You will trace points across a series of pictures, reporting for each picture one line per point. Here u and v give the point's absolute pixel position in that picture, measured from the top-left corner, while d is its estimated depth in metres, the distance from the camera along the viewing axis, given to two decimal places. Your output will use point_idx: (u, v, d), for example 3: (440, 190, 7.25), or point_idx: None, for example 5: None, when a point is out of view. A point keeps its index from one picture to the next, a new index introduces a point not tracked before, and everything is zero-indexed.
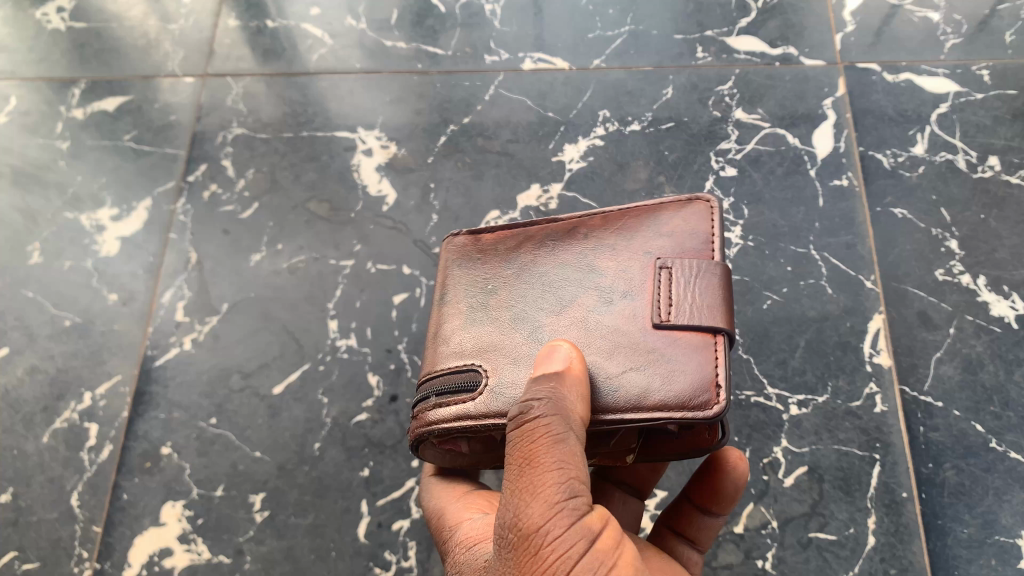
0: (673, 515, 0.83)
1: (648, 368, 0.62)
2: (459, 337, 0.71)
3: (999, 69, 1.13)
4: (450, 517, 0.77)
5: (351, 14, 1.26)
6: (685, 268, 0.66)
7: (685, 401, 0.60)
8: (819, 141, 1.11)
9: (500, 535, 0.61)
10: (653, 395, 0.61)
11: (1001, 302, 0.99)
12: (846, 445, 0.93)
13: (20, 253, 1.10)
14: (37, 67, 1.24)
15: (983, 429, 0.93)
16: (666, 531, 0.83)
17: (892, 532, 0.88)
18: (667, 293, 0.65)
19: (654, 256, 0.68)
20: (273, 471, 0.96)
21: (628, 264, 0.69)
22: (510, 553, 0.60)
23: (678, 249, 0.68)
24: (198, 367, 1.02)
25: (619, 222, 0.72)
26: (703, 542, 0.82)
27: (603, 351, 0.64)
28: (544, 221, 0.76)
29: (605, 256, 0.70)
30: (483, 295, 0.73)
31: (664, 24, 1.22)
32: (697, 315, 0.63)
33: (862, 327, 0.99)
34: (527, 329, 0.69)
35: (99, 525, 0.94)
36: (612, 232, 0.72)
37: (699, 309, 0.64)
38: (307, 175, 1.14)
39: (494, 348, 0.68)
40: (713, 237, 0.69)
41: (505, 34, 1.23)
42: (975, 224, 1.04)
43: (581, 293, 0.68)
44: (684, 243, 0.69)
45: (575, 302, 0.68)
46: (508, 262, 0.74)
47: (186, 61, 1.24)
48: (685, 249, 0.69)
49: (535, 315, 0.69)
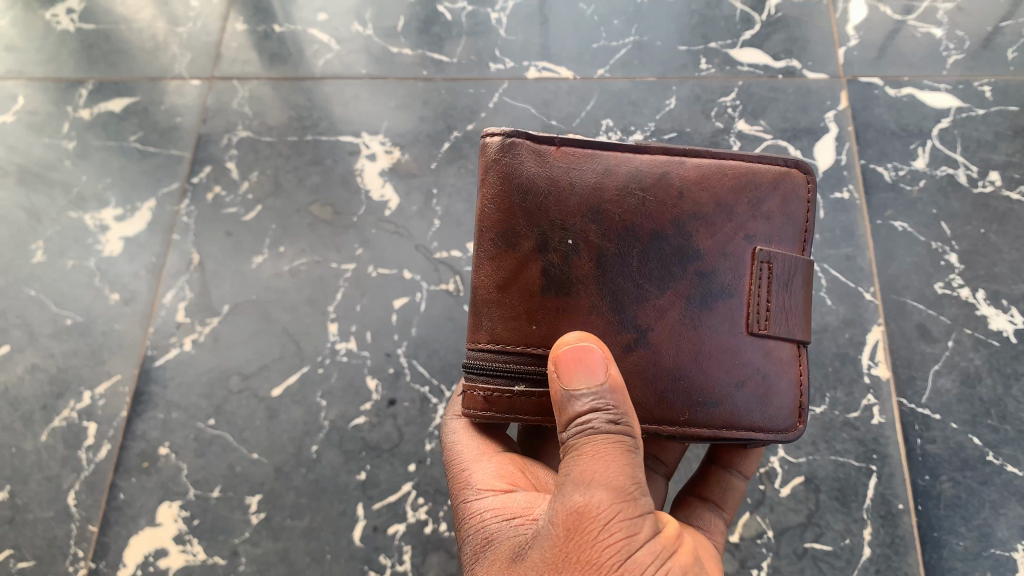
0: (695, 481, 0.83)
1: (748, 380, 0.66)
2: (540, 309, 0.63)
3: (1001, 86, 1.14)
4: (469, 474, 0.71)
5: (358, 20, 1.27)
6: (783, 272, 0.67)
7: (774, 425, 0.67)
8: (821, 153, 1.11)
9: (558, 518, 0.58)
10: (751, 409, 0.66)
11: (1000, 317, 0.99)
12: (843, 456, 0.93)
13: (24, 251, 1.11)
14: (45, 68, 1.25)
15: (980, 442, 0.93)
16: (690, 498, 0.82)
17: (888, 544, 0.89)
18: (767, 297, 0.66)
19: (754, 243, 0.67)
20: (270, 472, 0.96)
21: (728, 249, 0.66)
22: (566, 538, 0.57)
23: (775, 235, 0.68)
24: (197, 368, 1.02)
25: (724, 183, 0.66)
26: (726, 506, 0.82)
27: (706, 355, 0.65)
28: (629, 155, 0.65)
29: (703, 233, 0.66)
30: (567, 248, 0.63)
31: (668, 35, 1.23)
32: (786, 325, 0.67)
33: (861, 339, 0.99)
34: (620, 313, 0.64)
35: (95, 524, 0.94)
36: (711, 200, 0.66)
37: (787, 317, 0.68)
38: (310, 179, 1.14)
39: (589, 324, 0.63)
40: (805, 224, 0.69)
41: (510, 42, 1.23)
42: (975, 238, 1.04)
43: (678, 278, 0.65)
44: (777, 227, 0.68)
45: (674, 283, 0.65)
46: (594, 208, 0.63)
47: (193, 64, 1.25)
48: (780, 235, 0.68)
49: (632, 290, 0.64)
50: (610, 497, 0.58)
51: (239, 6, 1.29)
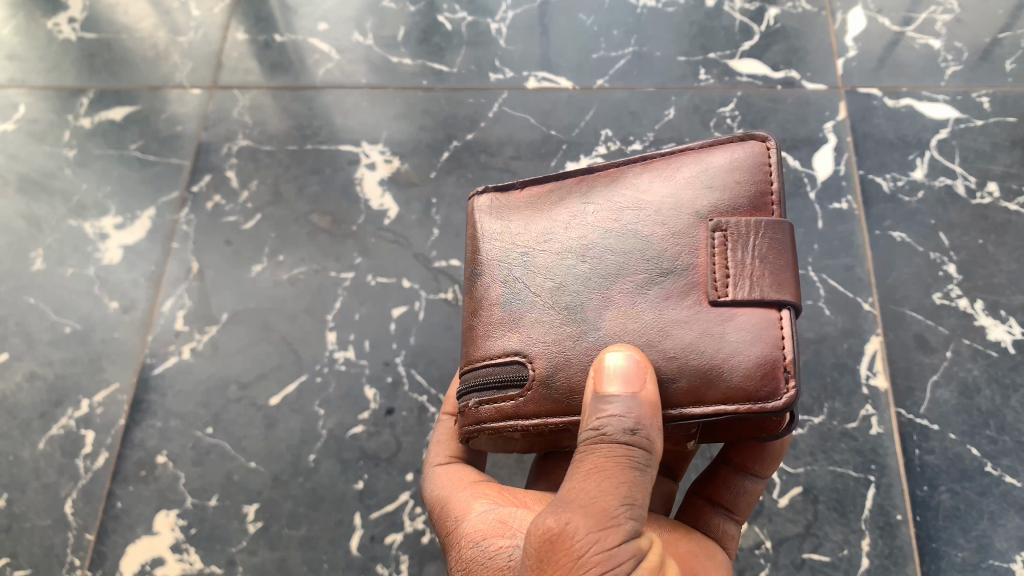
0: (708, 482, 0.81)
1: (710, 349, 0.58)
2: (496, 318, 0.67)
3: (999, 97, 1.14)
4: (457, 507, 0.72)
5: (358, 30, 1.27)
6: (744, 236, 0.62)
7: (757, 396, 0.56)
8: (820, 163, 1.12)
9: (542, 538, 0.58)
10: (720, 381, 0.57)
11: (999, 327, 0.99)
12: (841, 467, 0.93)
13: (24, 259, 1.11)
14: (46, 76, 1.25)
15: (978, 453, 0.93)
16: (702, 502, 0.81)
17: (886, 555, 0.89)
18: (726, 261, 0.61)
19: (708, 215, 0.64)
20: (267, 481, 0.96)
21: (678, 227, 0.64)
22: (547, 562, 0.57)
23: (732, 201, 0.64)
24: (196, 376, 1.02)
25: (669, 168, 0.68)
26: (739, 511, 0.80)
27: (655, 331, 0.61)
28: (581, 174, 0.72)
29: (652, 216, 0.65)
30: (520, 265, 0.68)
31: (668, 46, 1.23)
32: (758, 288, 0.60)
33: (859, 349, 0.99)
34: (567, 308, 0.64)
35: (92, 532, 0.94)
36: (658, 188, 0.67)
37: (759, 280, 0.60)
38: (310, 188, 1.14)
39: (539, 327, 0.65)
40: (766, 183, 0.64)
41: (510, 53, 1.24)
42: (974, 249, 1.04)
43: (628, 263, 0.64)
44: (736, 197, 0.64)
45: (622, 272, 0.64)
46: (545, 225, 0.69)
47: (194, 73, 1.25)
48: (738, 200, 0.64)
49: (580, 287, 0.65)
50: (594, 523, 0.57)
51: (240, 16, 1.30)
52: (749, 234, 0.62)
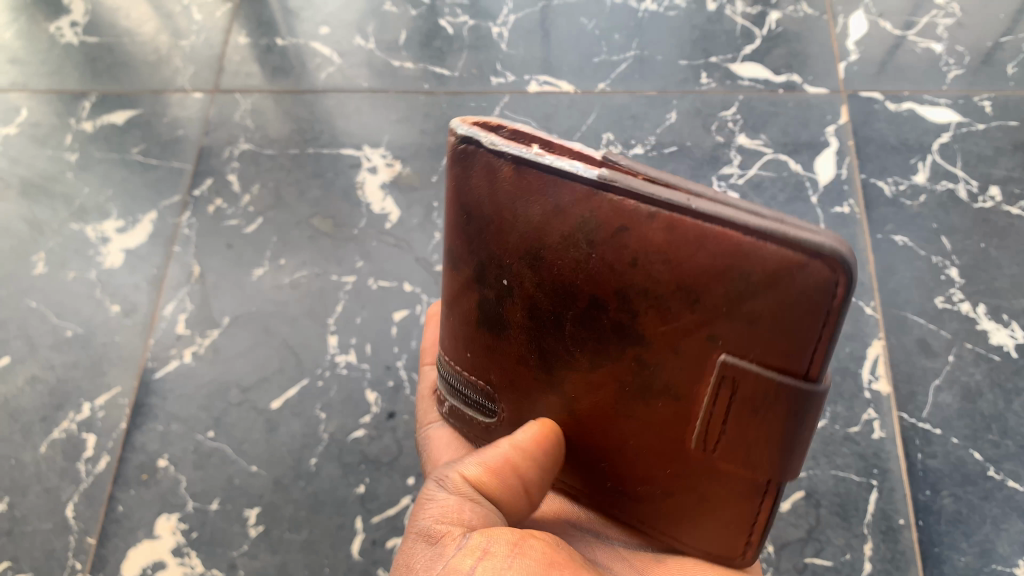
0: None
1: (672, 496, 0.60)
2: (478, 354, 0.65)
3: (1001, 101, 1.14)
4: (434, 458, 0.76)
5: (360, 35, 1.28)
6: (749, 391, 0.51)
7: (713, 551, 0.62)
8: (821, 167, 1.12)
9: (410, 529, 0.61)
10: (676, 525, 0.62)
11: (1001, 331, 0.99)
12: (843, 471, 0.93)
13: (25, 263, 1.11)
14: (49, 80, 1.26)
15: (981, 457, 0.92)
16: None
17: (889, 559, 0.88)
18: (721, 413, 0.54)
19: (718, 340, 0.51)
20: (269, 485, 0.96)
21: (681, 339, 0.52)
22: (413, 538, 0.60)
23: (755, 328, 0.50)
24: (198, 380, 1.02)
25: (699, 233, 0.49)
26: None
27: (630, 457, 0.60)
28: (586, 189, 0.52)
29: (649, 309, 0.53)
30: (502, 288, 0.59)
31: (669, 50, 1.23)
32: (748, 455, 0.54)
33: (861, 353, 0.99)
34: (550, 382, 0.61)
35: (93, 536, 0.93)
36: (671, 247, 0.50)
37: (750, 446, 0.54)
38: (311, 192, 1.14)
39: (521, 376, 0.63)
40: (826, 301, 0.47)
41: (512, 57, 1.24)
42: (976, 253, 1.04)
43: (612, 360, 0.56)
44: (771, 308, 0.49)
45: (608, 359, 0.56)
46: (530, 251, 0.56)
47: (196, 77, 1.26)
48: (766, 333, 0.49)
49: (561, 351, 0.58)
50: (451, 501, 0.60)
51: (242, 21, 1.30)
52: (746, 318, 0.49)
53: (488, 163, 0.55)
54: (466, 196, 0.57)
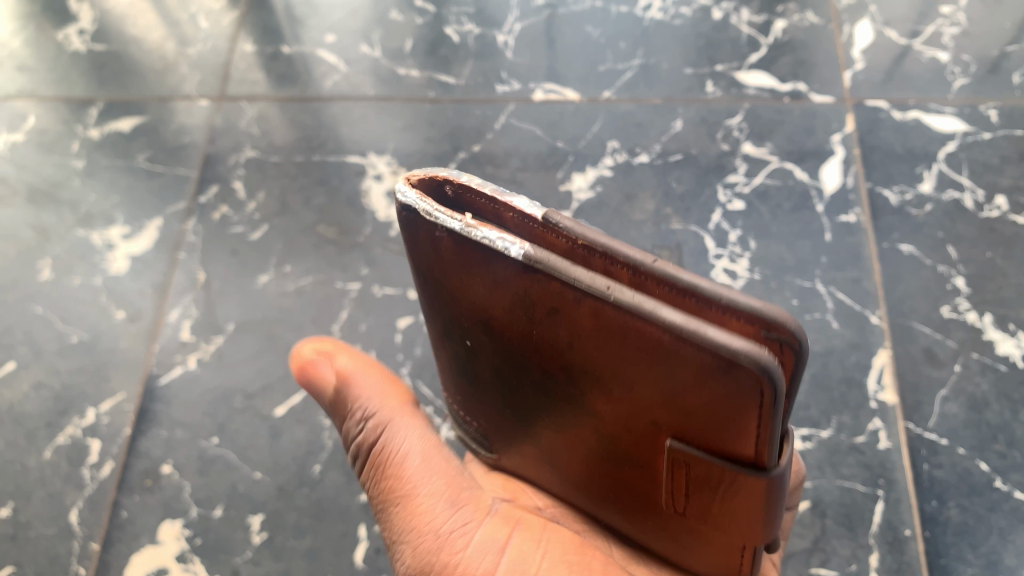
0: None
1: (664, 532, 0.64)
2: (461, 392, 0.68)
3: (1007, 110, 1.14)
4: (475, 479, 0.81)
5: (366, 43, 1.28)
6: (698, 470, 0.53)
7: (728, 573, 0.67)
8: (827, 176, 1.12)
9: None
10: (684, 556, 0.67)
11: (1007, 341, 0.98)
12: (849, 481, 0.92)
13: (31, 268, 1.11)
14: (56, 87, 1.26)
15: (988, 468, 0.92)
16: None
17: (895, 570, 0.87)
18: (674, 479, 0.56)
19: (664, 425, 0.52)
20: (272, 492, 0.95)
21: (629, 417, 0.54)
22: None
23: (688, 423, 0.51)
24: (202, 386, 1.02)
25: (629, 330, 0.48)
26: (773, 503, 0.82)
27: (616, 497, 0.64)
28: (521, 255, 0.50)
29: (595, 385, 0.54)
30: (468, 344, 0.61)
31: (674, 59, 1.23)
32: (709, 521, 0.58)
33: (867, 362, 0.98)
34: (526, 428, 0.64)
35: (97, 542, 0.93)
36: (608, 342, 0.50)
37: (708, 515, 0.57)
38: (316, 199, 1.15)
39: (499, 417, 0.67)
40: (757, 415, 0.47)
41: (517, 65, 1.24)
42: (982, 262, 1.04)
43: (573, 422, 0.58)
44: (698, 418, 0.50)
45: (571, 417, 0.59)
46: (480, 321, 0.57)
47: (202, 84, 1.26)
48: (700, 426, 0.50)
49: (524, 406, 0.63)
50: None
51: (248, 29, 1.31)
52: (691, 405, 0.49)
53: (429, 232, 0.53)
54: (418, 259, 0.57)
